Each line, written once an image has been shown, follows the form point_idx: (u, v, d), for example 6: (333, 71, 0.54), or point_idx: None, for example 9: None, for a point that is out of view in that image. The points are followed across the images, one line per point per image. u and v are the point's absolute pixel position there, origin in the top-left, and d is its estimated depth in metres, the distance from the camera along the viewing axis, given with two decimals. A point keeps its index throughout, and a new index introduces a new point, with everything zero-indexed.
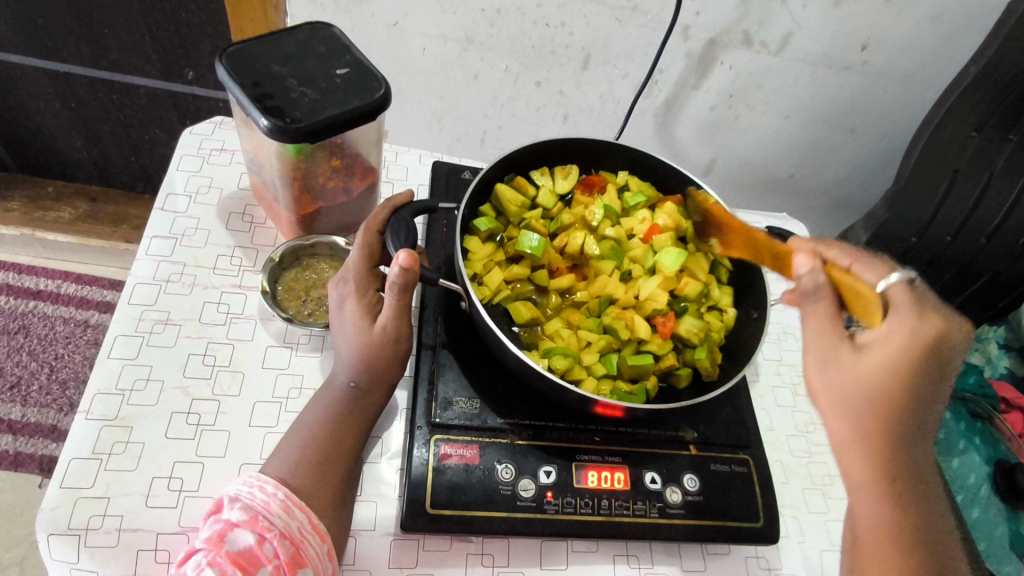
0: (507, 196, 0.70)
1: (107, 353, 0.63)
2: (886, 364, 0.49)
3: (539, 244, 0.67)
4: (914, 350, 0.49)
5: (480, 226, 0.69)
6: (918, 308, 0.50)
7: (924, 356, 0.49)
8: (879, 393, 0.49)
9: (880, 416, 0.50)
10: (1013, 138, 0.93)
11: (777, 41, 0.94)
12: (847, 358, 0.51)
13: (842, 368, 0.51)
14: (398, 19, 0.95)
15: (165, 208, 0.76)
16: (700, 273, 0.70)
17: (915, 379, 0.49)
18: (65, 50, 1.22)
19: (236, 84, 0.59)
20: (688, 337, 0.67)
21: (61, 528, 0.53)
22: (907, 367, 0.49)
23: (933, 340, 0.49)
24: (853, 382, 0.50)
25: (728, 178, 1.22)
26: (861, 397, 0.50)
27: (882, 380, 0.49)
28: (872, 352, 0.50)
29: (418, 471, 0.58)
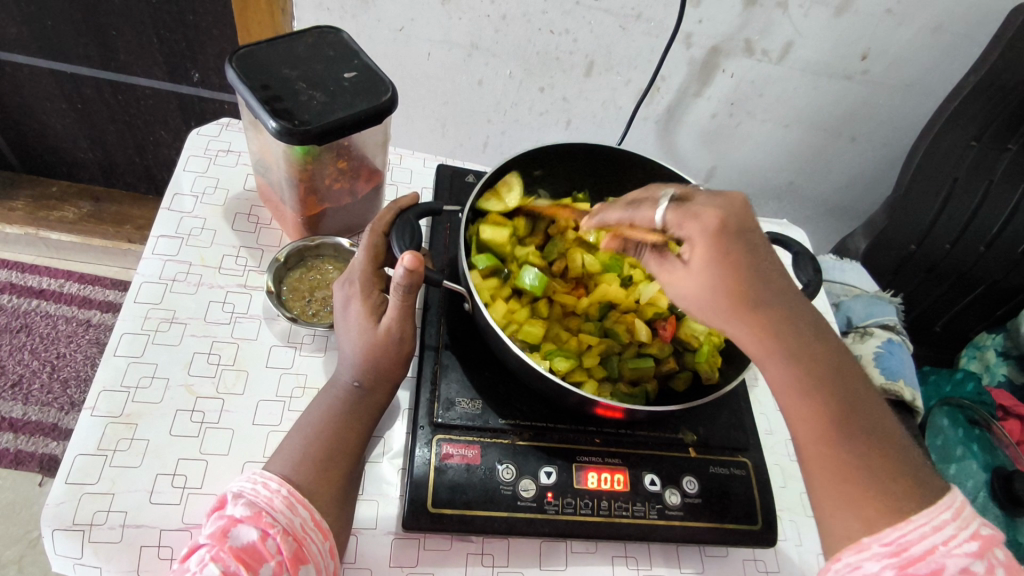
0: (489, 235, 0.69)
1: (113, 351, 0.64)
2: (706, 259, 0.49)
3: (537, 279, 0.68)
4: (708, 237, 0.48)
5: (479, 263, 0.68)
6: (691, 211, 0.48)
7: (731, 241, 0.48)
8: (718, 290, 0.49)
9: (741, 305, 0.50)
10: (1011, 148, 0.96)
11: (779, 50, 0.95)
12: (678, 273, 0.52)
13: (688, 281, 0.51)
14: (404, 25, 0.96)
15: (172, 208, 0.76)
16: None
17: (736, 266, 0.49)
18: (73, 51, 1.23)
19: (245, 87, 0.60)
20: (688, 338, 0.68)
21: (65, 524, 0.53)
22: (720, 263, 0.48)
23: (721, 224, 0.48)
24: (702, 284, 0.50)
25: (728, 185, 1.23)
26: (710, 293, 0.50)
27: (710, 282, 0.49)
28: (693, 259, 0.50)
29: (420, 470, 0.58)
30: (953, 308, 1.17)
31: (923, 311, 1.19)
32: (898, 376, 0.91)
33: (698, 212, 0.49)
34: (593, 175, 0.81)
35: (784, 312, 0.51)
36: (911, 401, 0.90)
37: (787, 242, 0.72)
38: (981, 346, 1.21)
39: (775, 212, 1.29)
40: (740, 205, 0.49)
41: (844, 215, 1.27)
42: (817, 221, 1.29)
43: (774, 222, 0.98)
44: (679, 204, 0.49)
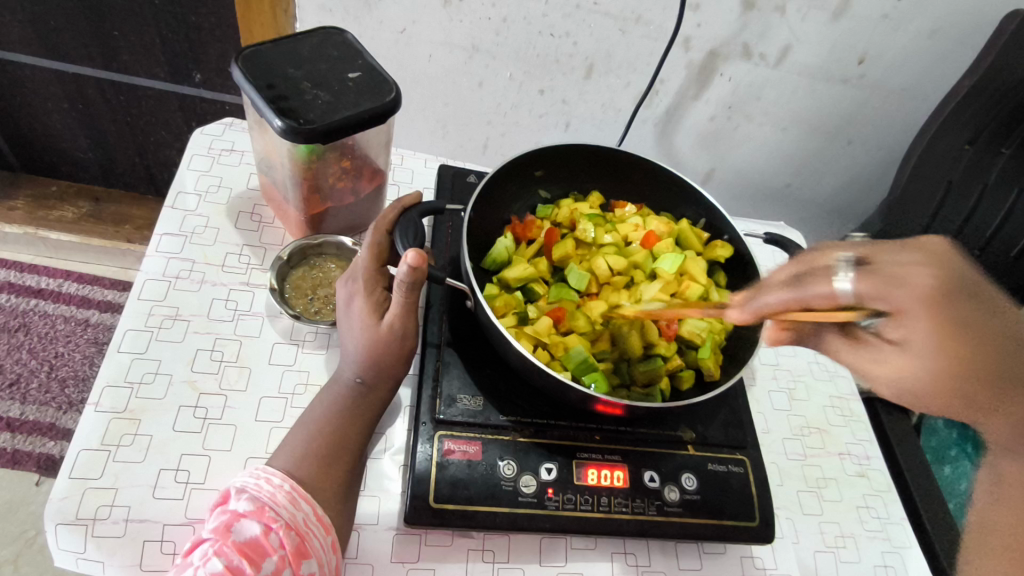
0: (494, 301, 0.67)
1: (116, 347, 0.64)
2: (934, 331, 0.49)
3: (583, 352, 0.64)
4: (919, 301, 0.49)
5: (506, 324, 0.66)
6: (897, 277, 0.49)
7: (953, 307, 0.49)
8: (937, 367, 0.51)
9: (985, 372, 0.52)
10: (1006, 151, 0.95)
11: (776, 54, 0.96)
12: (897, 355, 0.52)
13: (910, 360, 0.52)
14: (406, 27, 0.97)
15: (176, 206, 0.77)
16: (700, 277, 0.72)
17: (967, 336, 0.50)
18: (75, 51, 1.24)
19: (251, 86, 0.60)
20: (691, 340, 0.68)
21: (68, 518, 0.53)
22: (962, 330, 0.50)
23: (938, 286, 0.49)
24: (927, 363, 0.51)
25: (727, 188, 1.24)
26: (929, 373, 0.51)
27: (928, 361, 0.51)
28: (913, 334, 0.51)
29: (422, 466, 0.59)
30: None
31: None
32: None
33: (892, 277, 0.50)
34: (593, 176, 0.81)
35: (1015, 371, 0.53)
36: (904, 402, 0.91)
37: (783, 241, 0.73)
38: None
39: (772, 215, 1.30)
40: (947, 255, 0.50)
41: (841, 219, 1.28)
42: (814, 224, 1.31)
43: (772, 224, 0.99)
44: (869, 271, 0.50)
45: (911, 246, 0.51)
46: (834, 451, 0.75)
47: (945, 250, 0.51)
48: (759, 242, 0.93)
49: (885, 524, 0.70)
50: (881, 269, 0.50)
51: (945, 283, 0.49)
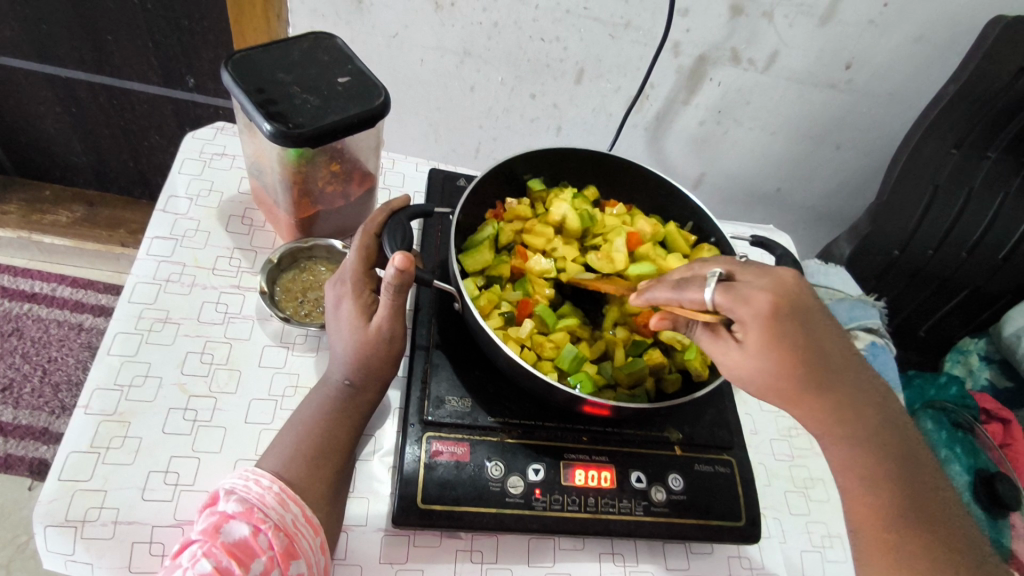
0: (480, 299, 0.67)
1: (107, 350, 0.64)
2: (762, 338, 0.50)
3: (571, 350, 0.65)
4: (762, 316, 0.49)
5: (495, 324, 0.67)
6: (739, 290, 0.50)
7: (784, 320, 0.49)
8: (773, 367, 0.51)
9: (812, 381, 0.51)
10: (991, 156, 0.99)
11: (764, 60, 0.97)
12: (738, 355, 0.53)
13: (743, 360, 0.52)
14: (397, 32, 0.98)
15: (167, 210, 0.77)
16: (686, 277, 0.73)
17: (796, 347, 0.50)
18: (69, 56, 1.24)
19: (241, 90, 0.61)
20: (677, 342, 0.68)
21: (58, 520, 0.54)
22: (783, 340, 0.49)
23: (773, 302, 0.49)
24: (755, 364, 0.52)
25: (717, 192, 1.25)
26: (760, 373, 0.52)
27: (768, 362, 0.51)
28: (748, 338, 0.51)
29: (410, 468, 0.59)
30: (936, 314, 1.19)
31: (907, 316, 1.21)
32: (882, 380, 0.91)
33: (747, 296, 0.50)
34: (581, 179, 0.82)
35: (848, 387, 0.53)
36: None
37: (769, 244, 0.74)
38: (965, 350, 1.23)
39: (762, 218, 1.31)
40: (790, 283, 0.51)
41: (830, 222, 1.29)
42: (803, 227, 1.32)
43: (760, 226, 1.00)
44: (728, 285, 0.51)
45: (769, 269, 0.52)
46: (822, 451, 0.76)
47: (792, 277, 0.52)
48: (747, 245, 0.94)
49: None
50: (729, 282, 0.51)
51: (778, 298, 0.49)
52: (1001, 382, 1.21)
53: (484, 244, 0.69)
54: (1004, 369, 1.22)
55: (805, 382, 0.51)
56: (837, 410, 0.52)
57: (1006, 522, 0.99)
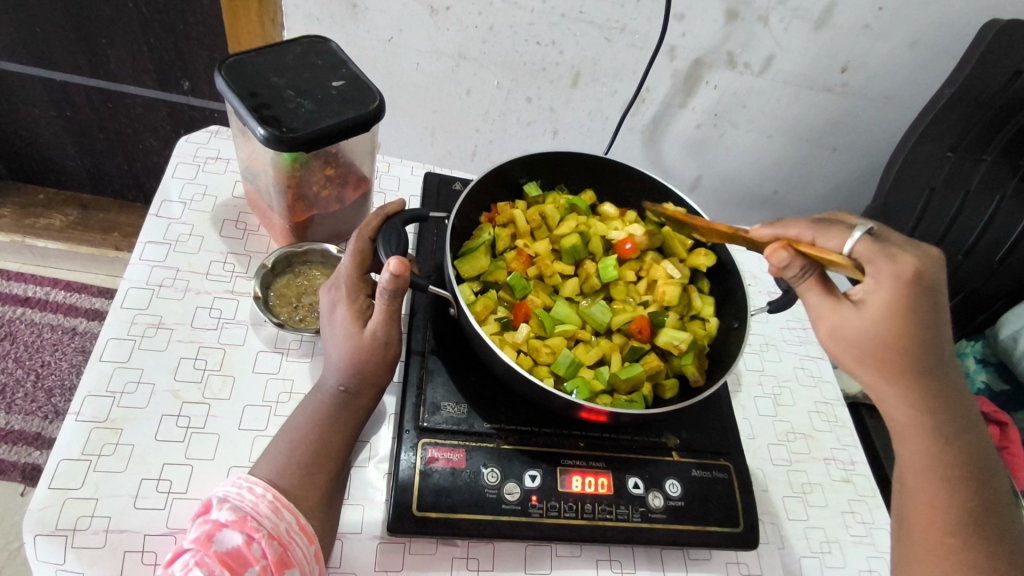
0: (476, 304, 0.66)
1: (98, 356, 0.64)
2: (886, 306, 0.49)
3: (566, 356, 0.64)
4: (899, 285, 0.49)
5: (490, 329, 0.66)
6: (886, 252, 0.49)
7: (922, 293, 0.49)
8: (885, 337, 0.50)
9: (915, 368, 0.51)
10: (988, 157, 0.99)
11: (760, 63, 0.97)
12: (848, 317, 0.51)
13: (855, 326, 0.51)
14: (393, 35, 0.97)
15: (160, 214, 0.77)
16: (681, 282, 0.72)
17: (918, 326, 0.50)
18: (62, 59, 1.23)
19: (234, 95, 0.60)
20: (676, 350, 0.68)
21: (48, 529, 0.53)
22: (910, 312, 0.49)
23: (914, 274, 0.49)
24: (870, 332, 0.50)
25: (713, 195, 1.25)
26: (870, 340, 0.50)
27: (882, 330, 0.50)
28: (870, 301, 0.50)
29: (406, 475, 0.59)
30: None
31: None
32: None
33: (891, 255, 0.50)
34: (577, 184, 0.82)
35: (949, 382, 0.52)
36: None
37: None
38: (961, 353, 1.23)
39: (759, 221, 1.31)
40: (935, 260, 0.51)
41: None
42: None
43: None
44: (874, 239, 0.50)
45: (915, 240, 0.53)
46: (820, 456, 0.76)
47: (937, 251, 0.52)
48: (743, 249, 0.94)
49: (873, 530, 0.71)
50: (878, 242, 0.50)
51: (922, 272, 0.49)
52: (998, 385, 1.21)
53: (480, 249, 0.69)
54: (1002, 372, 1.20)
55: (908, 364, 0.51)
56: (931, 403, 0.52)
57: None
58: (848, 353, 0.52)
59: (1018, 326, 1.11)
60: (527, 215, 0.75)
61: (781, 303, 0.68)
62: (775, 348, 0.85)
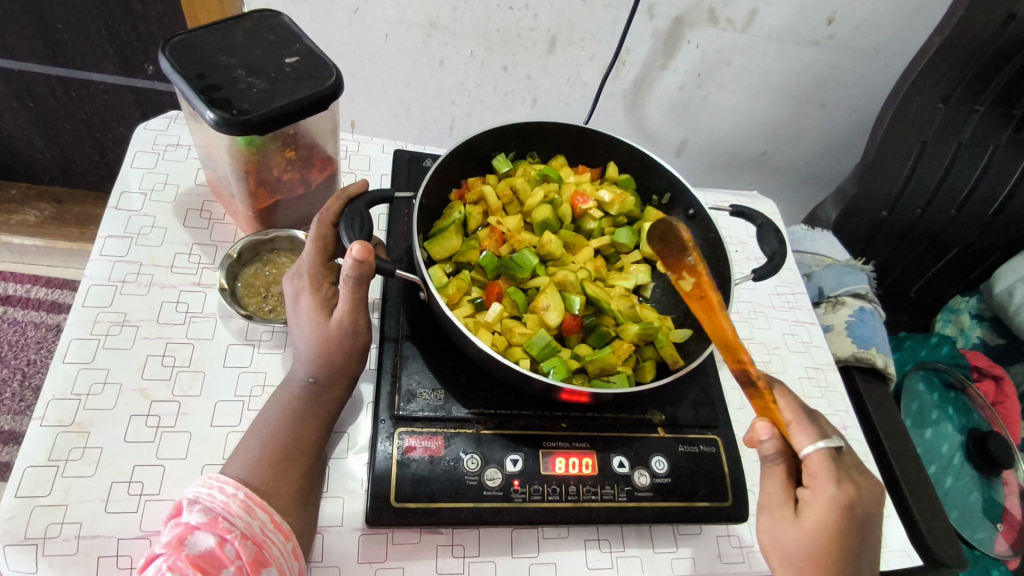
0: (445, 286, 0.64)
1: (61, 358, 0.61)
2: (820, 523, 0.50)
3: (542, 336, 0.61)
4: (834, 510, 0.49)
5: (462, 313, 0.64)
6: (835, 475, 0.50)
7: (856, 527, 0.49)
8: (812, 552, 0.50)
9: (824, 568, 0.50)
10: (979, 108, 0.96)
11: (743, 19, 0.93)
12: (790, 525, 0.52)
13: (788, 534, 0.52)
14: (358, 6, 0.92)
15: (119, 206, 0.74)
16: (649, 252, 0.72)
17: (848, 555, 0.49)
18: (17, 47, 1.18)
19: (180, 77, 0.57)
20: (646, 329, 0.64)
21: (16, 539, 0.51)
22: (838, 541, 0.49)
23: (851, 504, 0.49)
24: (798, 547, 0.51)
25: (701, 158, 1.22)
26: (802, 557, 0.50)
27: (812, 539, 0.50)
28: (808, 513, 0.51)
29: (382, 465, 0.57)
30: (926, 273, 1.18)
31: (897, 277, 1.19)
32: (871, 344, 0.86)
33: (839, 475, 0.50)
34: (549, 153, 0.78)
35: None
36: (885, 368, 0.84)
37: (749, 213, 0.71)
38: (956, 310, 1.21)
39: (748, 183, 1.28)
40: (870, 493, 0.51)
41: (817, 184, 1.26)
42: (790, 190, 1.29)
43: (744, 194, 0.97)
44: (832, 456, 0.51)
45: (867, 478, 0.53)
46: None
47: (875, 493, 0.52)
48: (727, 215, 0.91)
49: None
50: (834, 461, 0.51)
51: (854, 499, 0.50)
52: (993, 339, 1.19)
53: (451, 229, 0.66)
54: (996, 326, 1.19)
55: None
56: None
57: (999, 480, 0.97)
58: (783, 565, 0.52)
59: (1012, 279, 1.09)
60: (498, 190, 0.72)
61: (766, 270, 0.66)
62: (764, 315, 0.84)
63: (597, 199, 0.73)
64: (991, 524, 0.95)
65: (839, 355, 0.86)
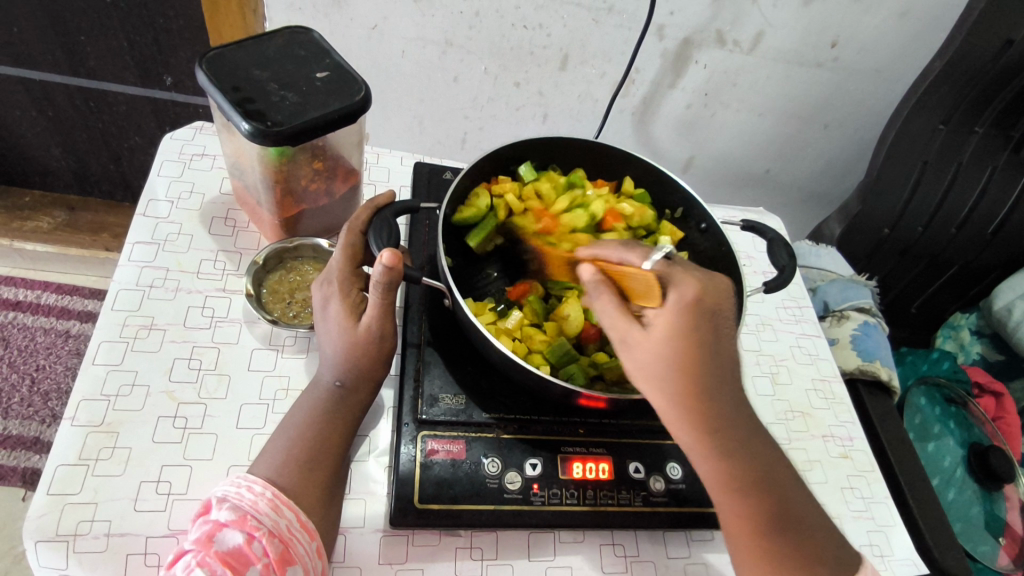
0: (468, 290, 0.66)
1: (91, 359, 0.63)
2: (670, 327, 0.50)
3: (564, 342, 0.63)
4: (684, 310, 0.50)
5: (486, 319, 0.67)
6: (671, 278, 0.51)
7: (701, 321, 0.50)
8: (669, 358, 0.50)
9: (687, 377, 0.50)
10: (978, 130, 0.99)
11: (750, 40, 0.96)
12: (643, 338, 0.51)
13: (643, 348, 0.51)
14: (377, 23, 0.95)
15: (147, 214, 0.76)
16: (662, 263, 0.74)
17: (703, 355, 0.50)
18: (39, 57, 1.21)
19: (216, 89, 0.59)
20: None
21: (48, 535, 0.52)
22: (691, 337, 0.50)
23: (698, 297, 0.50)
24: (656, 357, 0.50)
25: (706, 174, 1.24)
26: (659, 364, 0.50)
27: (668, 348, 0.50)
28: (658, 322, 0.51)
29: (406, 468, 0.59)
30: (927, 289, 1.20)
31: (899, 292, 1.21)
32: (875, 358, 0.88)
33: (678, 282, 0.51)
34: (566, 167, 0.81)
35: (724, 392, 0.52)
36: (889, 381, 0.86)
37: (760, 228, 0.73)
38: (955, 326, 1.23)
39: (753, 199, 1.31)
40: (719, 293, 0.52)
41: (820, 202, 1.29)
42: (793, 207, 1.32)
43: (750, 209, 1.00)
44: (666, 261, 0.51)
45: (708, 272, 0.54)
46: (817, 433, 0.77)
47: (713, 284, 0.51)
48: (737, 230, 0.94)
49: (872, 504, 0.72)
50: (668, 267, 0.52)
51: (700, 296, 0.50)
52: (993, 355, 1.22)
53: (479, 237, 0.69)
54: (995, 342, 1.21)
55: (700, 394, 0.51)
56: (727, 437, 0.51)
57: (1000, 495, 0.98)
58: (643, 379, 0.52)
59: (1011, 296, 1.11)
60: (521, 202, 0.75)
61: (776, 284, 0.68)
62: (771, 327, 0.86)
63: (619, 211, 0.75)
64: (993, 538, 0.96)
65: (844, 367, 0.88)
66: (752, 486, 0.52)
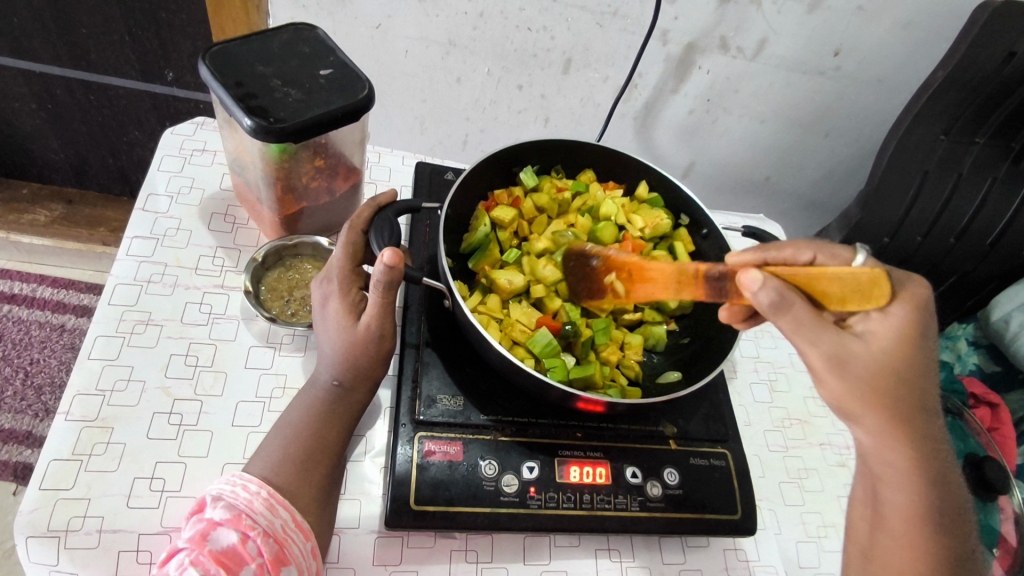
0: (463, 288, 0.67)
1: (87, 354, 0.62)
2: (890, 340, 0.51)
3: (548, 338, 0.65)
4: (907, 321, 0.52)
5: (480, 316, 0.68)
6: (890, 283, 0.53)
7: (919, 329, 0.52)
8: (890, 376, 0.51)
9: (901, 395, 0.52)
10: (979, 140, 0.99)
11: (753, 47, 0.96)
12: (859, 350, 0.51)
13: (861, 364, 0.50)
14: (381, 21, 0.95)
15: (146, 208, 0.75)
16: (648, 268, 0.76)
17: (919, 369, 0.52)
18: (40, 49, 1.20)
19: (218, 84, 0.59)
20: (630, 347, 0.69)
21: (39, 530, 0.52)
22: (908, 347, 0.51)
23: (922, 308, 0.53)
24: (877, 375, 0.51)
25: (707, 180, 1.24)
26: (881, 383, 0.51)
27: (887, 363, 0.51)
28: (874, 332, 0.52)
29: (402, 468, 0.58)
30: None
31: None
32: None
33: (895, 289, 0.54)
34: (569, 170, 0.81)
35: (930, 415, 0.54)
36: None
37: (762, 234, 0.73)
38: (953, 336, 1.24)
39: (754, 206, 1.31)
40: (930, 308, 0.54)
41: (820, 210, 1.29)
42: (793, 215, 1.32)
43: (750, 215, 1.00)
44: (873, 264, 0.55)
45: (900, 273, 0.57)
46: (816, 441, 0.76)
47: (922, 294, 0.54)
48: (737, 236, 0.94)
49: None
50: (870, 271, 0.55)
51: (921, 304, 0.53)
52: (990, 365, 1.21)
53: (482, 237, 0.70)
54: (992, 353, 1.21)
55: (915, 415, 0.52)
56: (925, 459, 0.54)
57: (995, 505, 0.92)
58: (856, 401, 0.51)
59: (1009, 307, 1.09)
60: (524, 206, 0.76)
61: None
62: (770, 334, 0.86)
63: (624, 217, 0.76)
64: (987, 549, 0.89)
65: None
66: (935, 511, 0.55)
